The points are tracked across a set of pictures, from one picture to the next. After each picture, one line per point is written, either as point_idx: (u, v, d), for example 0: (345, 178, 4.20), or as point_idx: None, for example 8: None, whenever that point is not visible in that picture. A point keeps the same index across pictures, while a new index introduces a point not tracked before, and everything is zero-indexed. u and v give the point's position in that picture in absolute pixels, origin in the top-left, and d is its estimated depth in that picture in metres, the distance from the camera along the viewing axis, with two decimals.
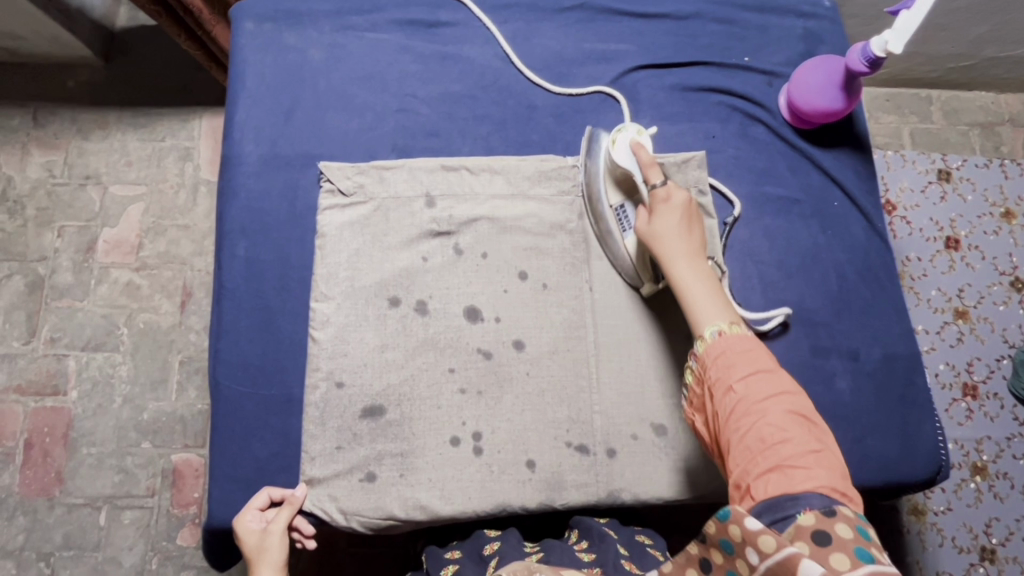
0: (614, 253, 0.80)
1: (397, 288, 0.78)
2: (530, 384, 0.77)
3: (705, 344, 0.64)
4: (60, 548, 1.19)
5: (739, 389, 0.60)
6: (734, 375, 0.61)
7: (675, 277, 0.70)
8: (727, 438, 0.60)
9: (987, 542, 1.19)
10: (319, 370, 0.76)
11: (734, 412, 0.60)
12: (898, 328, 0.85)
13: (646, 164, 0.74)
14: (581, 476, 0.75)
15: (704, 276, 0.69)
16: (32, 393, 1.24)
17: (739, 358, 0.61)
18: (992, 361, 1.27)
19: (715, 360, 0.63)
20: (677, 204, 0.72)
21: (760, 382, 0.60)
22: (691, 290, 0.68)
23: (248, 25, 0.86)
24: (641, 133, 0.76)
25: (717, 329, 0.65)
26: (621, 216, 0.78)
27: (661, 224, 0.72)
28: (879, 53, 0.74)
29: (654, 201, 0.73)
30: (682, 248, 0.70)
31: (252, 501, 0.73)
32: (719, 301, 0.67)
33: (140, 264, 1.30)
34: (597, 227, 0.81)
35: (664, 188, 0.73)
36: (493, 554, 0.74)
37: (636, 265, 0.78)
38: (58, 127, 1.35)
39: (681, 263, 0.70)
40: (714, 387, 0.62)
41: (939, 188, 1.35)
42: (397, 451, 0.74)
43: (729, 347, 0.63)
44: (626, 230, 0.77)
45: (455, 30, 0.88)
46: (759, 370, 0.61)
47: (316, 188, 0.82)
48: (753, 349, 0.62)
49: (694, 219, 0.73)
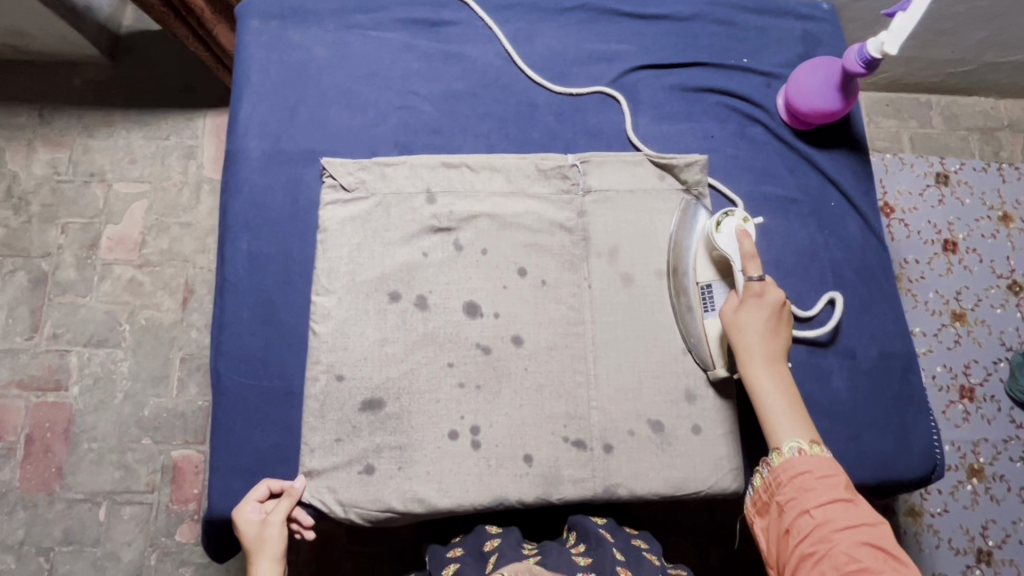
0: (688, 327, 0.80)
1: (397, 282, 0.79)
2: (528, 379, 0.78)
3: (782, 458, 0.68)
4: (60, 543, 1.20)
5: (815, 513, 0.63)
6: (811, 499, 0.64)
7: (753, 378, 0.73)
8: (799, 561, 0.62)
9: (983, 545, 1.19)
10: (320, 362, 0.77)
11: (808, 536, 0.63)
12: (894, 328, 0.86)
13: (747, 254, 0.76)
14: (577, 471, 0.76)
15: (783, 386, 0.72)
16: (34, 388, 1.25)
17: (817, 482, 0.65)
18: (989, 364, 1.28)
19: (792, 480, 0.66)
20: (769, 303, 0.75)
21: (836, 510, 0.63)
22: (771, 397, 0.72)
23: (254, 23, 0.87)
24: (746, 221, 0.79)
25: (796, 446, 0.68)
26: (706, 296, 0.79)
27: (752, 318, 0.74)
28: (875, 54, 0.75)
29: (748, 293, 0.75)
30: (766, 351, 0.73)
31: (252, 492, 0.74)
32: (798, 415, 0.71)
33: (142, 261, 1.31)
34: (676, 299, 0.81)
35: (759, 282, 0.75)
36: (493, 551, 0.73)
37: (711, 347, 0.78)
38: (64, 124, 1.37)
39: (764, 368, 0.73)
40: (788, 507, 0.65)
41: (937, 192, 1.36)
42: (395, 444, 0.75)
43: (807, 469, 0.66)
44: (709, 310, 0.78)
45: (458, 29, 0.89)
46: (837, 497, 0.64)
47: (319, 184, 0.83)
48: (833, 475, 0.65)
49: (783, 322, 0.75)
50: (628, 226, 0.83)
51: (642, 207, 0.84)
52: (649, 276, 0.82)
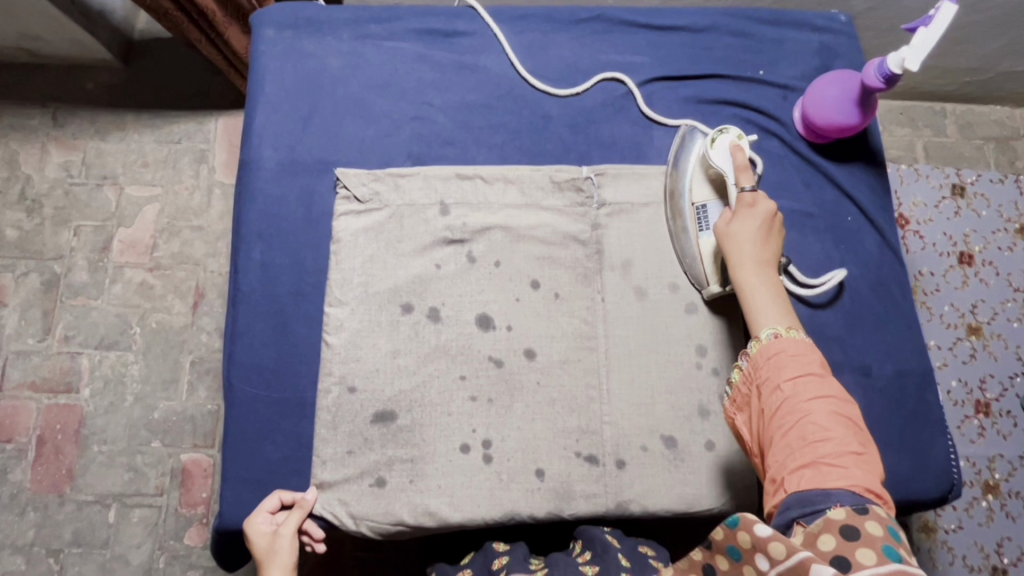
0: (683, 249, 0.81)
1: (410, 294, 0.79)
2: (540, 393, 0.77)
3: (760, 344, 0.64)
4: (70, 544, 1.20)
5: (786, 388, 0.60)
6: (783, 375, 0.61)
7: (739, 279, 0.70)
8: (769, 435, 0.60)
9: (998, 562, 1.18)
10: (332, 374, 0.76)
11: (778, 410, 0.60)
12: (910, 345, 0.85)
13: (740, 167, 0.76)
14: (590, 487, 0.76)
15: (770, 284, 0.69)
16: (45, 390, 1.26)
17: (791, 359, 0.61)
18: (1005, 379, 1.26)
19: (767, 361, 0.62)
20: (761, 213, 0.73)
21: (807, 384, 0.60)
22: (755, 295, 0.68)
23: (268, 32, 0.87)
24: (741, 137, 0.79)
25: (773, 332, 0.64)
26: (700, 214, 0.80)
27: (742, 226, 0.72)
28: (895, 70, 0.74)
29: (740, 204, 0.74)
30: (756, 256, 0.70)
31: (263, 504, 0.73)
32: (782, 309, 0.67)
33: (153, 265, 1.32)
34: (672, 223, 0.82)
35: (752, 193, 0.74)
36: (501, 569, 0.72)
37: (705, 264, 0.79)
38: (77, 127, 1.37)
39: (751, 268, 0.70)
40: (761, 385, 0.62)
41: (953, 204, 1.34)
42: (407, 458, 0.75)
43: (782, 348, 0.62)
44: (703, 228, 0.79)
45: (471, 40, 0.89)
46: (809, 372, 0.60)
47: (332, 194, 0.83)
48: (806, 352, 0.62)
49: (774, 230, 0.73)
50: (641, 239, 0.83)
51: (656, 221, 0.83)
52: (663, 289, 0.81)
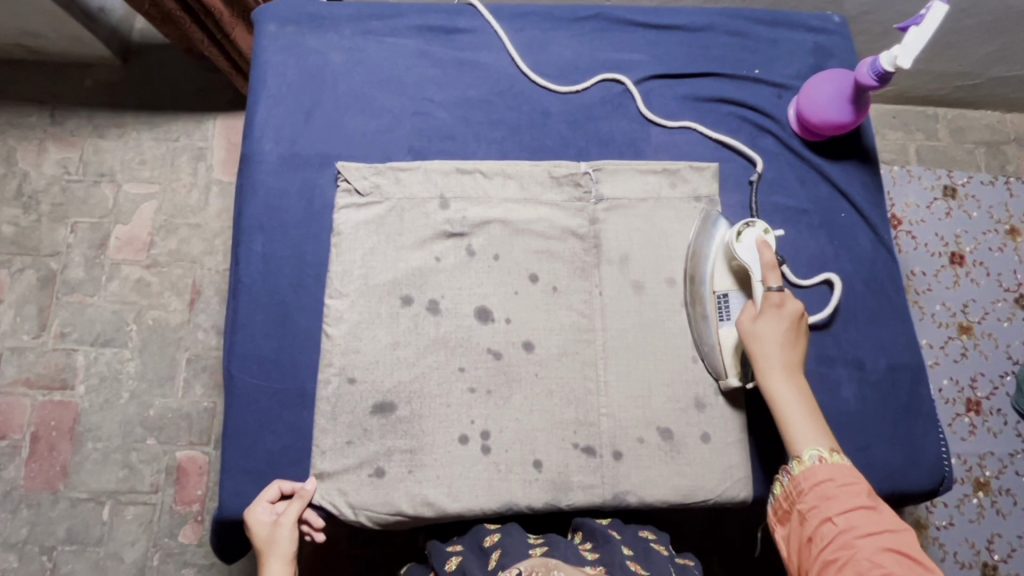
0: (702, 337, 0.80)
1: (410, 286, 0.79)
2: (538, 385, 0.78)
3: (803, 466, 0.67)
4: (63, 542, 1.20)
5: (838, 521, 0.62)
6: (833, 507, 0.63)
7: (771, 389, 0.72)
8: (823, 569, 0.61)
9: (989, 558, 1.19)
10: (332, 365, 0.77)
11: (831, 543, 0.61)
12: (903, 340, 0.86)
13: (768, 265, 0.76)
14: (587, 478, 0.76)
15: (801, 396, 0.72)
16: (41, 386, 1.26)
17: (839, 489, 0.64)
18: (996, 377, 1.28)
19: (814, 488, 0.65)
20: (789, 313, 0.74)
21: (860, 517, 0.62)
22: (789, 408, 0.71)
23: (271, 27, 0.88)
24: (767, 231, 0.79)
25: (817, 455, 0.67)
26: (722, 305, 0.79)
27: (771, 328, 0.74)
28: (888, 68, 0.75)
29: (767, 303, 0.75)
30: (785, 363, 0.73)
31: (263, 493, 0.74)
32: (818, 427, 0.70)
33: (150, 262, 1.32)
34: (690, 308, 0.81)
35: (779, 293, 0.75)
36: (494, 547, 0.72)
37: (725, 357, 0.78)
38: (75, 125, 1.38)
39: (782, 377, 0.72)
40: (810, 515, 0.64)
41: (944, 205, 1.36)
42: (406, 448, 0.75)
43: (829, 476, 0.65)
44: (724, 320, 0.79)
45: (472, 37, 0.90)
46: (860, 504, 0.63)
47: (334, 187, 0.84)
48: (853, 482, 0.64)
49: (800, 334, 0.75)
50: (640, 234, 0.84)
51: (653, 216, 0.84)
52: (660, 284, 0.82)
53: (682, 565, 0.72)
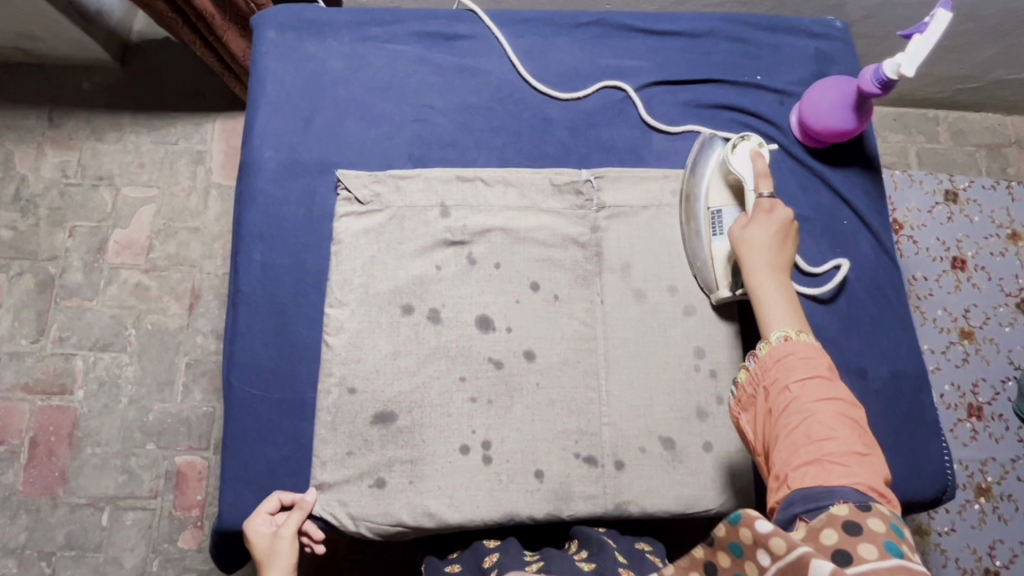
0: (695, 252, 0.82)
1: (410, 296, 0.79)
2: (539, 395, 0.78)
3: (770, 346, 0.65)
4: (62, 547, 1.19)
5: (795, 389, 0.61)
6: (792, 376, 0.62)
7: (754, 284, 0.72)
8: (774, 435, 0.61)
9: (991, 564, 1.19)
10: (332, 375, 0.77)
11: (785, 410, 0.61)
12: (905, 347, 0.86)
13: (760, 173, 0.77)
14: (588, 488, 0.76)
15: (783, 290, 0.71)
16: (39, 391, 1.25)
17: (800, 361, 0.63)
18: (998, 382, 1.28)
19: (776, 362, 0.64)
20: (779, 220, 0.75)
21: (816, 386, 0.61)
22: (769, 300, 0.70)
23: (270, 34, 0.87)
24: (762, 146, 0.81)
25: (783, 335, 0.66)
26: (714, 218, 0.81)
27: (759, 232, 0.74)
28: (892, 76, 0.75)
29: (757, 209, 0.76)
30: (769, 261, 0.73)
31: (263, 505, 0.73)
32: (794, 317, 0.68)
33: (149, 266, 1.31)
34: (685, 226, 0.83)
35: (769, 200, 0.76)
36: (493, 566, 0.72)
37: (716, 268, 0.80)
38: (73, 128, 1.37)
39: (767, 274, 0.72)
40: (770, 387, 0.63)
41: (946, 209, 1.36)
42: (406, 459, 0.75)
43: (792, 351, 0.64)
44: (716, 233, 0.80)
45: (473, 43, 0.90)
46: (817, 375, 0.62)
47: (333, 195, 0.83)
48: (815, 356, 0.63)
49: (789, 239, 0.75)
50: (641, 242, 0.83)
51: (655, 224, 0.84)
52: (662, 292, 0.82)
53: None
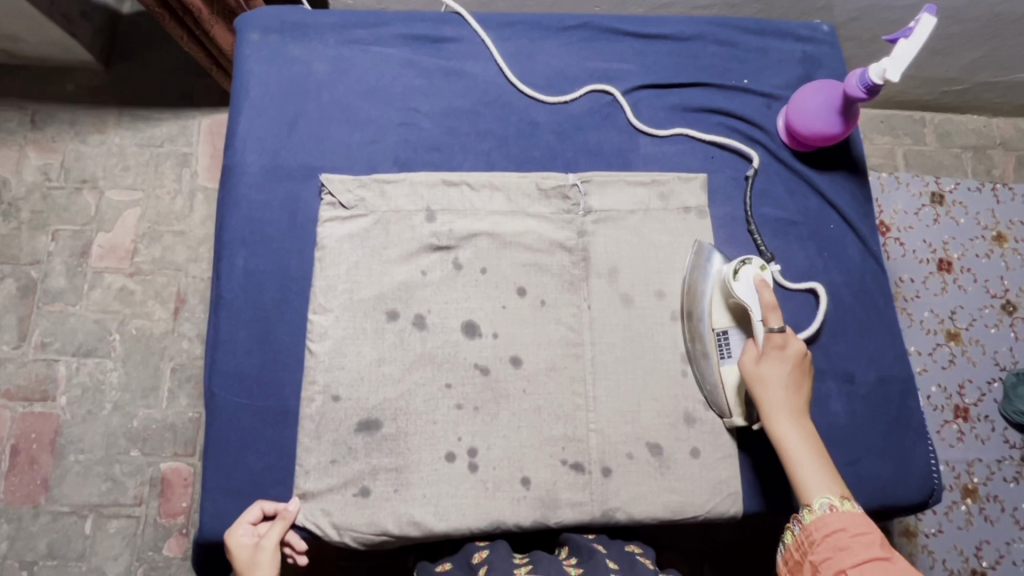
0: (704, 376, 0.79)
1: (395, 301, 0.78)
2: (526, 401, 0.77)
3: (814, 515, 0.65)
4: (44, 557, 1.17)
5: (850, 573, 0.59)
6: (847, 557, 0.60)
7: (777, 432, 0.71)
8: None
9: (977, 565, 1.20)
10: (316, 383, 0.76)
11: None
12: (892, 352, 0.86)
13: (768, 305, 0.74)
14: (576, 495, 0.75)
15: (808, 438, 0.70)
16: (21, 398, 1.23)
17: (851, 539, 0.61)
18: (984, 384, 1.28)
19: (825, 538, 0.62)
20: (791, 355, 0.73)
21: (873, 569, 0.58)
22: (797, 452, 0.69)
23: (253, 36, 0.86)
24: (763, 269, 0.78)
25: (827, 502, 0.65)
26: (722, 343, 0.78)
27: (774, 370, 0.73)
28: (877, 80, 0.75)
29: (769, 344, 0.74)
30: (789, 404, 0.71)
31: (244, 515, 0.72)
32: (827, 473, 0.68)
33: (134, 270, 1.29)
34: (690, 346, 0.80)
35: (781, 334, 0.74)
36: (482, 562, 0.72)
37: (728, 396, 0.77)
38: (55, 130, 1.35)
39: (790, 422, 0.71)
40: (822, 567, 0.62)
41: (932, 212, 1.36)
42: (391, 467, 0.74)
43: (840, 525, 0.63)
44: (725, 357, 0.78)
45: (459, 46, 0.89)
46: (873, 556, 0.59)
47: (317, 200, 0.82)
48: (867, 533, 0.61)
49: (803, 374, 0.74)
50: (628, 247, 0.83)
51: (642, 228, 0.84)
52: (649, 297, 0.81)
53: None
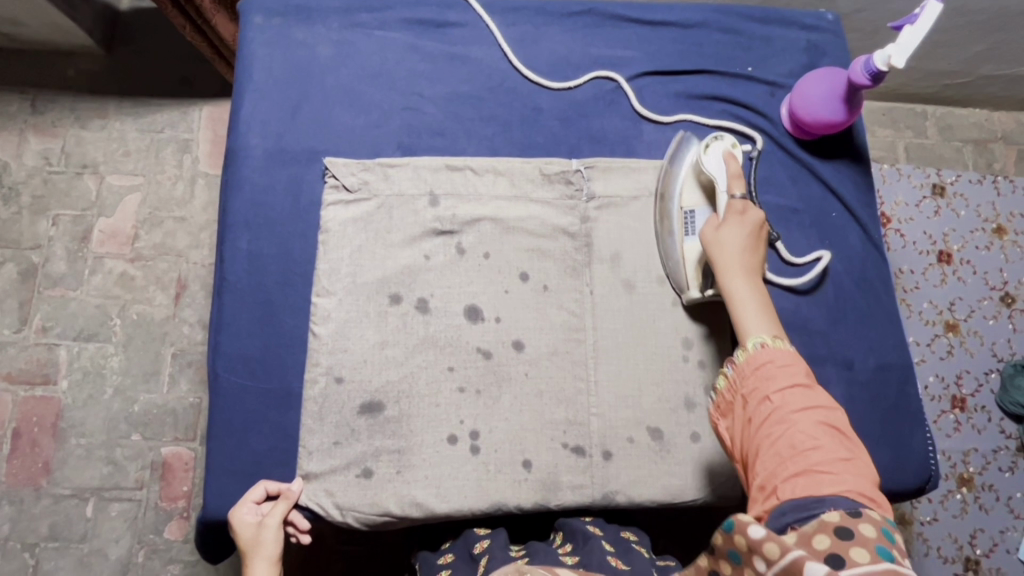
0: (668, 252, 0.81)
1: (398, 285, 0.78)
2: (528, 385, 0.77)
3: (747, 353, 0.64)
4: (45, 539, 1.18)
5: (775, 399, 0.60)
6: (772, 386, 0.61)
7: (728, 287, 0.71)
8: (758, 448, 0.59)
9: (971, 553, 1.21)
10: (319, 364, 0.76)
11: (769, 421, 0.59)
12: (891, 339, 0.86)
13: (733, 174, 0.77)
14: (576, 478, 0.76)
15: (759, 293, 0.70)
16: (22, 381, 1.24)
17: (779, 369, 0.61)
18: (981, 374, 1.29)
19: (754, 371, 0.62)
20: (751, 222, 0.74)
21: (797, 395, 0.60)
22: (744, 303, 0.69)
23: (257, 19, 0.86)
24: (735, 147, 0.81)
25: (760, 341, 0.64)
26: (687, 219, 0.80)
27: (731, 235, 0.73)
28: (882, 67, 0.75)
29: (729, 211, 0.75)
30: (742, 263, 0.72)
31: (249, 494, 0.73)
32: (770, 320, 0.67)
33: (134, 255, 1.30)
34: (659, 225, 0.83)
35: (741, 201, 0.76)
36: (483, 553, 0.73)
37: (688, 269, 0.80)
38: (56, 114, 1.35)
39: (740, 278, 0.71)
40: (749, 396, 0.62)
41: (933, 203, 1.37)
42: (394, 449, 0.74)
43: (770, 359, 0.62)
44: (688, 234, 0.80)
45: (463, 31, 0.89)
46: (798, 383, 0.60)
47: (321, 183, 0.82)
48: (793, 364, 0.62)
49: (761, 240, 0.74)
50: (631, 233, 0.83)
51: (644, 215, 0.84)
52: (651, 282, 0.82)
53: (662, 565, 0.74)
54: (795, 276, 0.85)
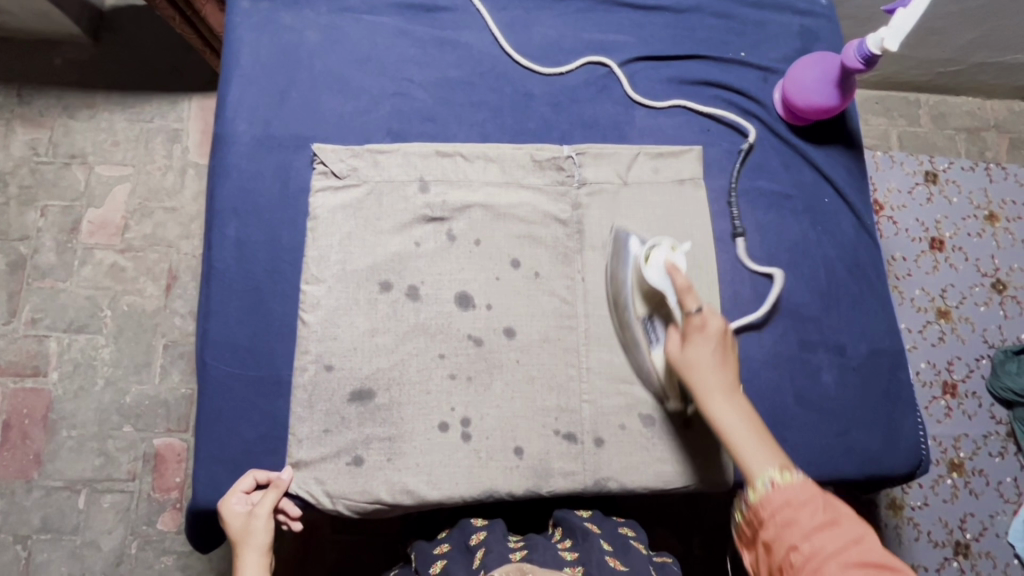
0: (637, 365, 0.78)
1: (388, 271, 0.78)
2: (519, 371, 0.77)
3: (758, 494, 0.63)
4: (38, 531, 1.18)
5: (803, 546, 0.58)
6: (796, 532, 0.59)
7: (715, 418, 0.68)
8: None
9: (962, 537, 1.22)
10: (309, 352, 0.75)
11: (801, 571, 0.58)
12: (883, 325, 0.86)
13: (682, 289, 0.71)
14: (568, 465, 0.76)
15: (745, 415, 0.68)
16: (11, 374, 1.22)
17: (797, 512, 0.60)
18: (972, 360, 1.30)
19: (773, 515, 0.61)
20: (713, 333, 0.71)
21: (823, 536, 0.58)
22: (735, 433, 0.67)
23: (244, 3, 0.85)
24: (675, 250, 0.75)
25: (768, 478, 0.63)
26: (649, 330, 0.76)
27: (701, 354, 0.70)
28: (875, 50, 0.75)
29: (690, 328, 0.71)
30: (720, 384, 0.69)
31: (237, 484, 0.73)
32: (768, 446, 0.66)
33: (125, 246, 1.28)
34: (622, 335, 0.79)
35: (699, 314, 0.71)
36: (479, 545, 0.72)
37: (663, 382, 0.77)
38: (43, 104, 1.33)
39: (723, 402, 0.68)
40: (774, 543, 0.60)
41: (926, 190, 1.37)
42: (385, 436, 0.74)
43: (786, 499, 0.61)
44: (654, 344, 0.76)
45: (454, 16, 0.88)
46: (822, 523, 0.59)
47: (309, 169, 0.81)
48: (811, 500, 0.60)
49: (728, 346, 0.72)
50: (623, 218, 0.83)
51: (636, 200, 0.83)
52: None
53: (661, 563, 0.74)
54: (767, 275, 0.84)
